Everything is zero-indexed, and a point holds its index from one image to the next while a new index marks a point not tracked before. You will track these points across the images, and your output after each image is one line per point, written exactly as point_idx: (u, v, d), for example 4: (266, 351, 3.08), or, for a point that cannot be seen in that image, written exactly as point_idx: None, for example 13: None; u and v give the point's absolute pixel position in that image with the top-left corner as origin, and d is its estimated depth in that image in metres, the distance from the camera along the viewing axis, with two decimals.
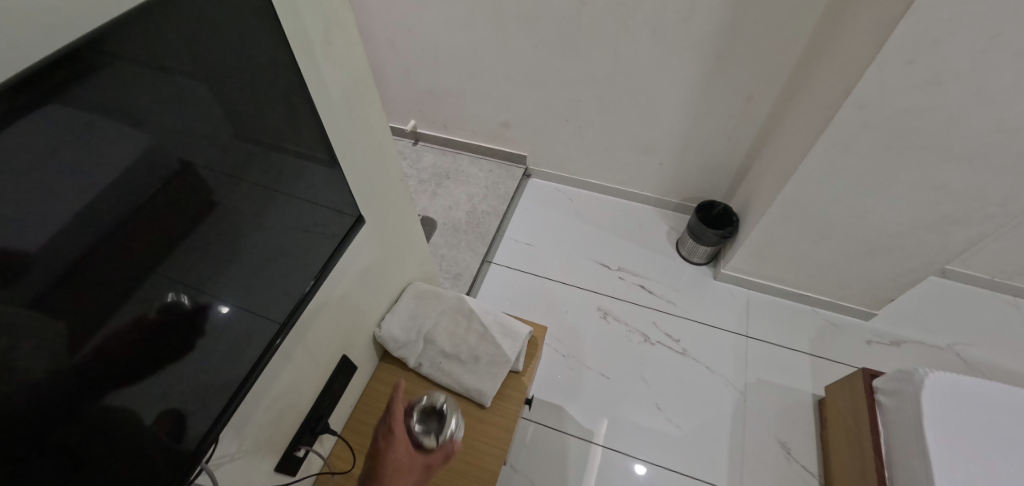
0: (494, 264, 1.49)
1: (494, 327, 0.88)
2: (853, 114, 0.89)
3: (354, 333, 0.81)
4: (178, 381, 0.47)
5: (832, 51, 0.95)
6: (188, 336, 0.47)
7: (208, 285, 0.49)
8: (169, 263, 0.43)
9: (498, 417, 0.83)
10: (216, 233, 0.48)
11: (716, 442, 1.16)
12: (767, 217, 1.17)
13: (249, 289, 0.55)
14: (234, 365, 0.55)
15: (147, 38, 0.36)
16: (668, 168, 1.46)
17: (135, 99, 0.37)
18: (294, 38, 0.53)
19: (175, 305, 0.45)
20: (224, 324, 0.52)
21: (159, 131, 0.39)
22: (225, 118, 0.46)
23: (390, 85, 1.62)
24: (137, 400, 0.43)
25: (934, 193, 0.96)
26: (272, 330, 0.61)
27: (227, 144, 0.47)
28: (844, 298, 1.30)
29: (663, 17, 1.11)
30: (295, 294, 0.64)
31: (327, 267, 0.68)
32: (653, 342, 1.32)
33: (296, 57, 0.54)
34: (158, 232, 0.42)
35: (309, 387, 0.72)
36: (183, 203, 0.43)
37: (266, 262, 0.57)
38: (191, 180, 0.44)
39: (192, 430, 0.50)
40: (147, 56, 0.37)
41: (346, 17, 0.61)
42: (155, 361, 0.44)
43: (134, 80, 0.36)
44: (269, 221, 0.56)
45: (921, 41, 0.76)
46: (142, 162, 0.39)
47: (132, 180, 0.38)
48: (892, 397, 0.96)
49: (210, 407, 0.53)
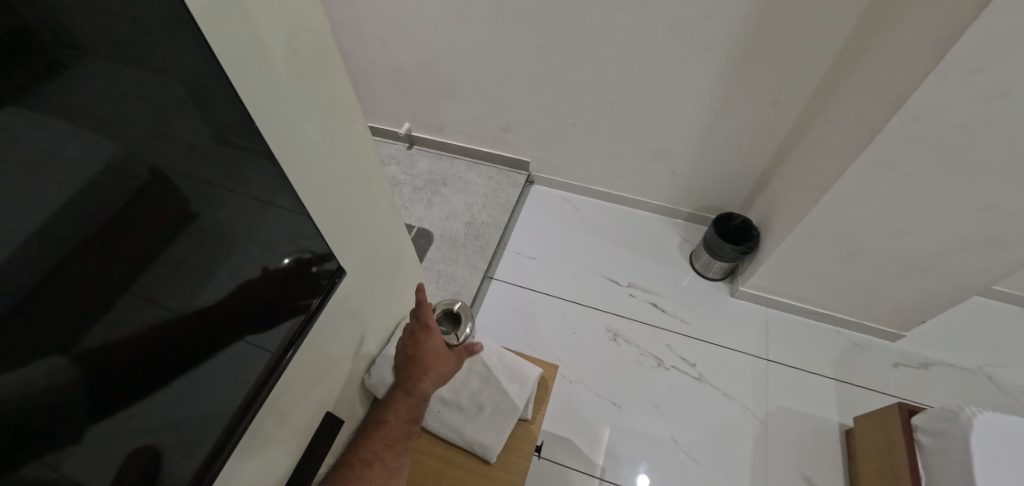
0: (495, 280, 1.38)
1: (499, 369, 0.78)
2: (902, 129, 0.79)
3: (342, 381, 0.71)
4: (158, 421, 0.39)
5: (875, 54, 0.85)
6: (168, 363, 0.39)
7: (191, 310, 0.40)
8: (148, 282, 0.35)
9: (504, 473, 0.73)
10: (199, 248, 0.39)
11: (736, 472, 1.08)
12: (793, 235, 1.07)
13: (244, 312, 0.47)
14: (233, 398, 0.48)
15: (92, 29, 0.28)
16: (682, 176, 1.36)
17: (89, 89, 0.29)
18: (227, 56, 0.38)
19: (152, 330, 0.36)
20: (218, 349, 0.44)
21: (128, 138, 0.32)
22: (183, 140, 0.36)
23: (381, 86, 1.50)
24: (97, 449, 0.35)
25: (984, 214, 0.87)
26: (272, 360, 0.52)
27: (201, 169, 0.37)
28: (871, 318, 1.22)
29: (683, 15, 1.00)
30: (300, 313, 0.55)
31: (332, 285, 0.60)
32: (667, 366, 1.23)
33: (232, 81, 0.39)
34: (127, 250, 0.33)
35: (288, 453, 0.62)
36: (160, 209, 0.35)
37: (265, 285, 0.48)
38: (169, 190, 0.35)
39: (168, 476, 0.42)
40: (108, 43, 0.29)
41: (312, 17, 0.47)
42: (125, 403, 0.36)
43: (88, 64, 0.29)
44: (256, 241, 0.46)
45: (990, 48, 0.66)
46: (102, 162, 0.30)
47: (92, 183, 0.30)
48: (935, 438, 0.87)
49: (196, 448, 0.44)
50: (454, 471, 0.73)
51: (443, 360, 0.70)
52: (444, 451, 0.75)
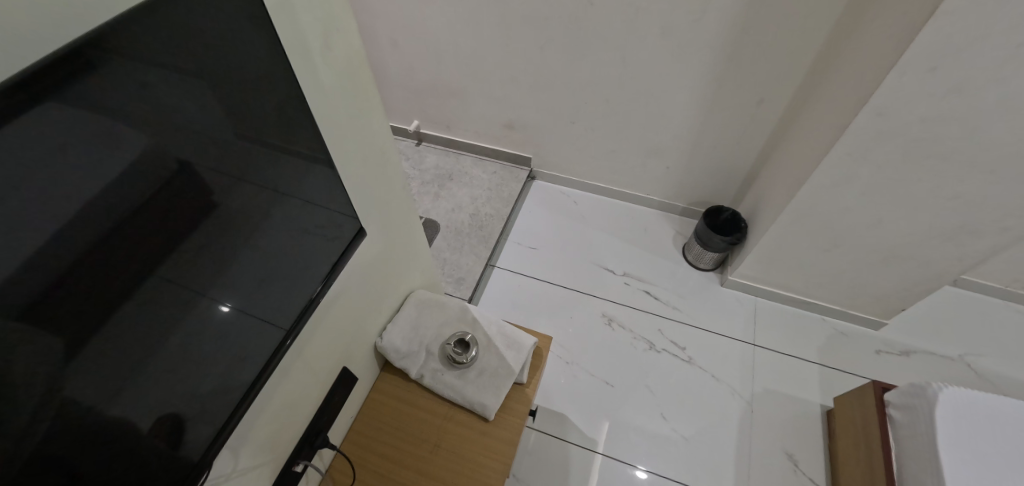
0: (497, 268, 1.47)
1: (498, 339, 0.86)
2: (870, 122, 0.86)
3: (355, 343, 0.79)
4: (182, 389, 0.45)
5: (848, 55, 0.93)
6: (190, 338, 0.44)
7: (212, 285, 0.46)
8: (172, 263, 0.40)
9: (501, 430, 0.81)
10: (219, 232, 0.45)
11: (721, 452, 1.14)
12: (777, 225, 1.14)
13: (258, 285, 0.53)
14: (244, 373, 0.54)
15: (135, 38, 0.32)
16: (676, 172, 1.44)
17: (141, 98, 0.34)
18: (286, 44, 0.48)
19: (176, 309, 0.42)
20: (232, 324, 0.50)
21: (158, 131, 0.36)
22: (225, 124, 0.42)
23: (392, 85, 1.59)
24: (136, 407, 0.40)
25: (951, 203, 0.94)
26: (278, 336, 0.59)
27: (218, 160, 0.42)
28: (854, 307, 1.28)
29: (674, 19, 1.08)
30: (302, 299, 0.62)
31: (331, 274, 0.66)
32: (659, 349, 1.30)
33: (291, 63, 0.49)
34: (156, 236, 0.38)
35: (308, 401, 0.71)
36: (184, 202, 0.40)
37: (271, 265, 0.55)
38: (190, 181, 0.40)
39: (191, 435, 0.48)
40: (157, 56, 0.34)
41: (346, 19, 0.56)
42: (157, 370, 0.42)
43: (136, 77, 0.33)
44: (277, 214, 0.53)
45: (944, 48, 0.73)
46: (142, 161, 0.35)
47: (135, 179, 0.35)
48: (905, 412, 0.92)
49: (211, 415, 0.50)
50: (456, 428, 0.81)
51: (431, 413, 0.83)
52: (447, 410, 0.83)
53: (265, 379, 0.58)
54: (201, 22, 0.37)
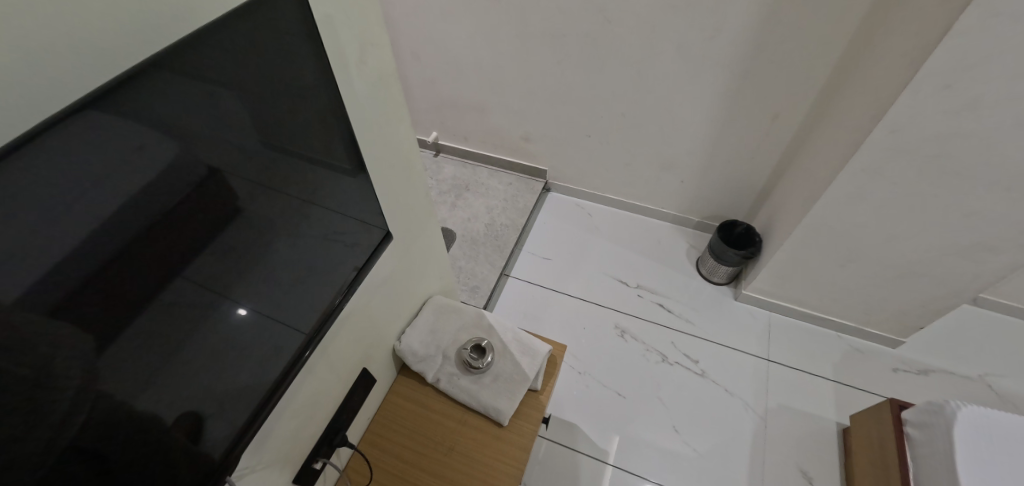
0: (511, 277, 1.50)
1: (513, 345, 0.88)
2: (885, 139, 0.87)
3: (375, 345, 0.82)
4: (203, 389, 0.46)
5: (862, 73, 0.94)
6: (211, 340, 0.46)
7: (235, 287, 0.47)
8: (196, 267, 0.42)
9: (515, 436, 0.82)
10: (244, 235, 0.47)
11: (734, 467, 1.13)
12: (791, 240, 1.15)
13: (277, 288, 0.55)
14: (264, 376, 0.55)
15: (183, 57, 0.35)
16: (690, 185, 1.45)
17: (183, 112, 0.36)
18: (331, 58, 0.52)
19: (198, 310, 0.43)
20: (253, 325, 0.52)
21: (191, 141, 0.38)
22: (263, 133, 0.45)
23: (414, 98, 1.64)
24: (160, 405, 0.42)
25: (967, 219, 0.93)
26: (298, 341, 0.61)
27: (248, 170, 0.45)
28: (869, 324, 1.27)
29: (691, 36, 1.11)
30: (322, 306, 0.64)
31: (353, 282, 0.69)
32: (671, 362, 1.30)
33: (334, 77, 0.53)
34: (183, 240, 0.40)
35: (329, 400, 0.73)
36: (211, 206, 0.42)
37: (293, 269, 0.57)
38: (217, 187, 0.42)
39: (211, 434, 0.49)
40: (199, 73, 0.37)
41: (381, 36, 0.60)
42: (180, 369, 0.43)
43: (178, 91, 0.36)
44: (305, 221, 0.56)
45: (958, 67, 0.75)
46: (176, 168, 0.37)
47: (166, 185, 0.37)
48: (923, 431, 0.91)
49: (229, 416, 0.51)
50: (470, 432, 0.83)
51: (445, 415, 0.85)
52: (462, 414, 0.85)
53: (285, 383, 0.59)
54: (249, 38, 0.40)
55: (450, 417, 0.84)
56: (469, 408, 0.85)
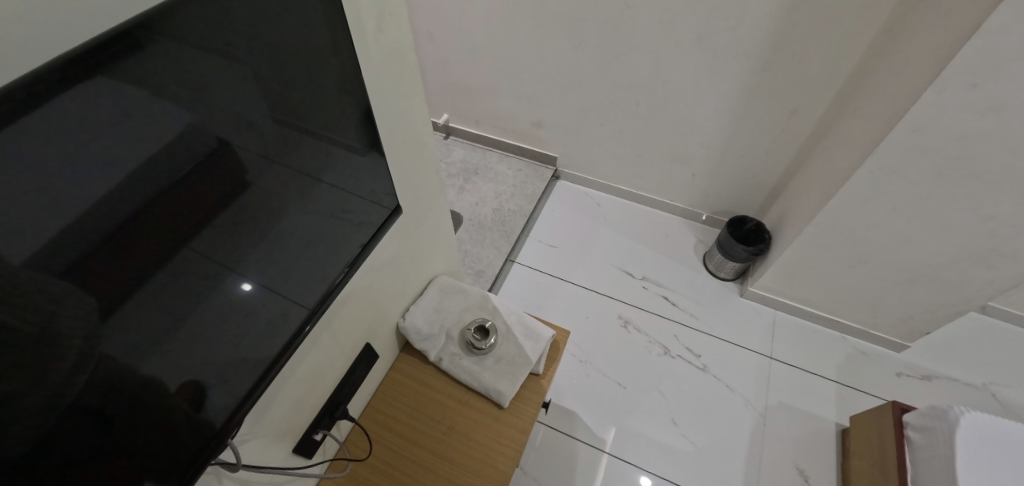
0: (517, 264, 1.49)
1: (516, 327, 0.87)
2: (906, 137, 0.85)
3: (378, 322, 0.82)
4: (204, 358, 0.46)
5: (887, 68, 0.92)
6: (214, 311, 0.46)
7: (239, 257, 0.47)
8: (203, 238, 0.41)
9: (515, 418, 0.82)
10: (253, 206, 0.46)
11: (731, 461, 1.13)
12: (803, 238, 1.14)
13: (282, 261, 0.54)
14: (264, 349, 0.55)
15: (197, 20, 0.34)
16: (701, 179, 1.44)
17: (197, 76, 0.35)
18: (349, 23, 0.51)
19: (204, 282, 0.43)
20: (258, 296, 0.52)
21: (201, 106, 0.37)
22: (272, 100, 0.44)
23: (427, 78, 1.63)
24: (163, 370, 0.42)
25: (984, 225, 0.92)
26: (301, 316, 0.61)
27: (259, 140, 0.44)
28: (875, 326, 1.26)
29: (712, 24, 1.08)
30: (327, 283, 0.64)
31: (358, 259, 0.68)
32: (673, 355, 1.30)
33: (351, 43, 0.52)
34: (194, 210, 0.39)
35: (331, 372, 0.73)
36: (220, 176, 0.41)
37: (300, 243, 0.56)
38: (226, 160, 0.41)
39: (213, 403, 0.49)
40: (212, 38, 0.36)
41: (398, 7, 0.59)
42: (181, 339, 0.42)
43: (192, 57, 0.35)
44: (316, 192, 0.55)
45: (987, 65, 0.73)
46: (187, 136, 0.36)
47: (177, 152, 0.36)
48: (924, 434, 0.90)
49: (230, 388, 0.51)
50: (471, 412, 0.83)
51: (444, 394, 0.85)
52: (463, 394, 0.85)
53: (286, 357, 0.59)
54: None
55: (450, 397, 0.85)
56: (471, 388, 0.85)
